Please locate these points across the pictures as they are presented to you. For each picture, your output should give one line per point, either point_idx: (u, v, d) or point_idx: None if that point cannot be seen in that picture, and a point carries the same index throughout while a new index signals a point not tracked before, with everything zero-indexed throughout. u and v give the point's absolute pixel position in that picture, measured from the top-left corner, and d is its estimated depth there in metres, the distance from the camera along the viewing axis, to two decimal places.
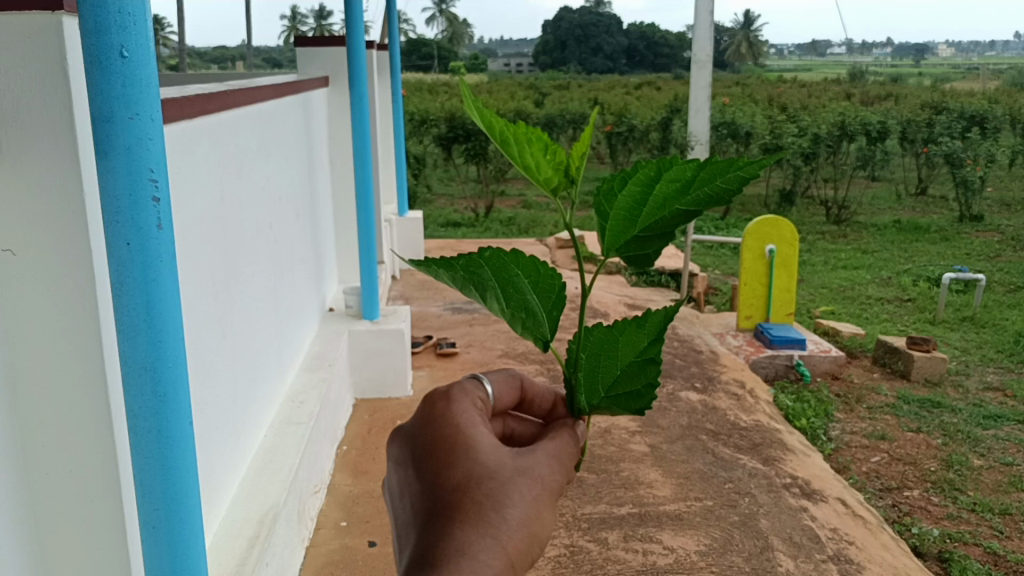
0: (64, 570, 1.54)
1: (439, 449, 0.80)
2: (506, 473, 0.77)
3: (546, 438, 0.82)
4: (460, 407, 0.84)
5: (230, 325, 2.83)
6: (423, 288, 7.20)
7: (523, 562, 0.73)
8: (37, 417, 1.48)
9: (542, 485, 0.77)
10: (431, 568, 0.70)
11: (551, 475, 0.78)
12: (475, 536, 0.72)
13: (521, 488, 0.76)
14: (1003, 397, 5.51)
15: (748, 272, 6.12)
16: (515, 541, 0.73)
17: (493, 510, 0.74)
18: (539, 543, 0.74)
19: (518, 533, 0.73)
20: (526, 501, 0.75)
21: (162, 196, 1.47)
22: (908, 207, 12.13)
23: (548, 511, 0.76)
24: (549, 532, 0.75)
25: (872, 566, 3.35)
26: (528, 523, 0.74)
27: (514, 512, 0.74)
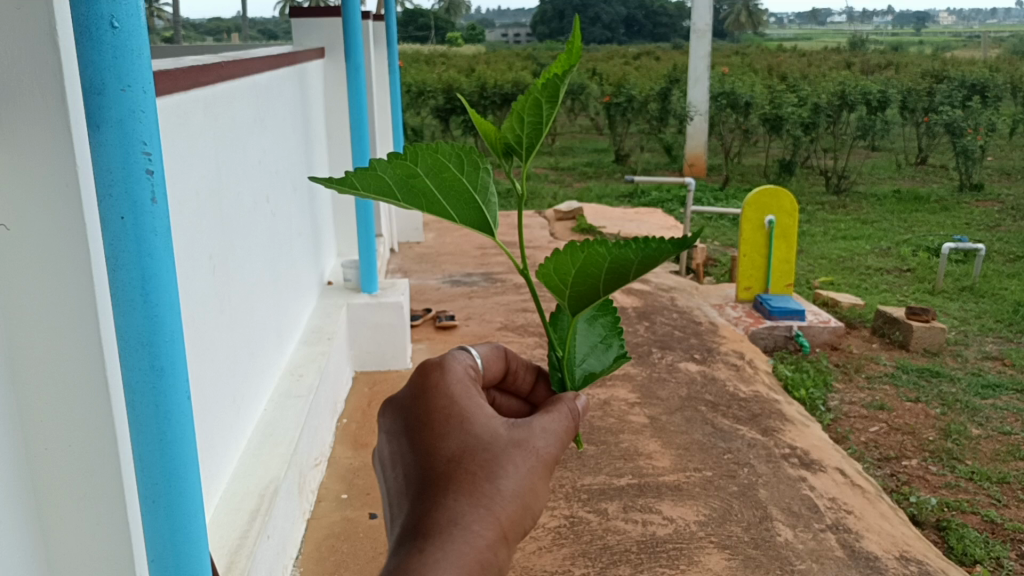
0: (63, 549, 1.51)
1: (433, 419, 0.79)
2: (501, 445, 0.76)
3: (542, 410, 0.82)
4: (453, 376, 0.84)
5: (228, 298, 2.82)
6: (422, 261, 7.18)
7: (515, 533, 0.73)
8: (36, 397, 1.44)
9: (539, 459, 0.76)
10: (423, 537, 0.70)
11: (546, 448, 0.78)
12: (468, 506, 0.71)
13: (516, 461, 0.75)
14: (1002, 366, 5.52)
15: (748, 243, 6.11)
16: (508, 511, 0.72)
17: (485, 480, 0.74)
18: (532, 515, 0.74)
19: (512, 503, 0.73)
20: (521, 473, 0.75)
21: (157, 168, 1.43)
22: (908, 177, 12.09)
23: (542, 484, 0.75)
24: (543, 505, 0.74)
25: (871, 535, 3.37)
26: (523, 494, 0.74)
27: (508, 482, 0.74)
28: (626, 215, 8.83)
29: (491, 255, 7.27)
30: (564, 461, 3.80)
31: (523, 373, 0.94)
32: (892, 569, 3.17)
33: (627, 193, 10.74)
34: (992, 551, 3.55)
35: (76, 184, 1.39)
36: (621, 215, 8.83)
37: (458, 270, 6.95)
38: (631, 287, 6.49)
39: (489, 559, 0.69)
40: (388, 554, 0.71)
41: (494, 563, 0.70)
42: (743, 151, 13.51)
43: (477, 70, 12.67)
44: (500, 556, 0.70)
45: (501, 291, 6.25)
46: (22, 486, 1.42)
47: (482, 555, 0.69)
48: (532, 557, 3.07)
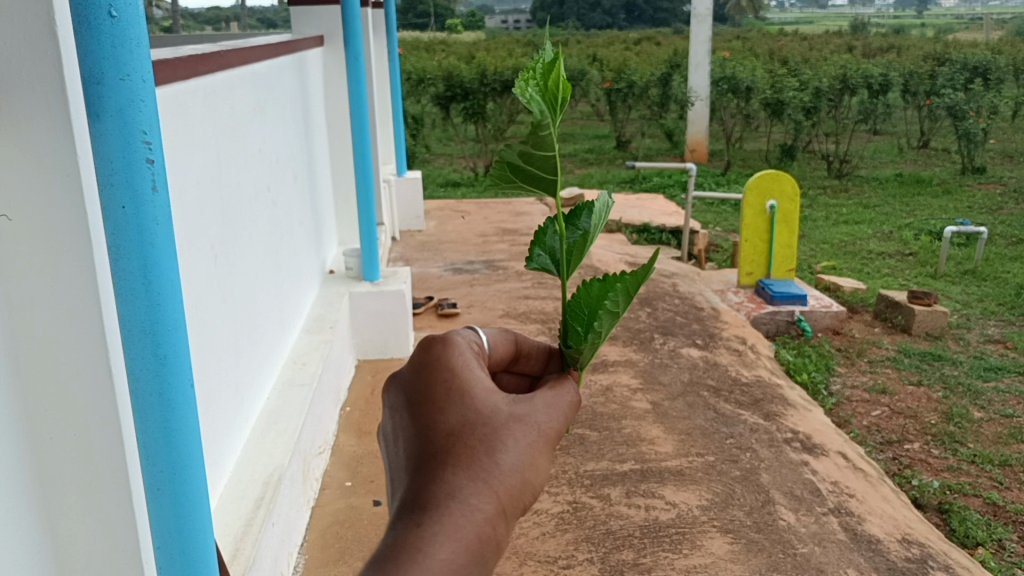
0: (72, 547, 1.46)
1: (437, 392, 0.80)
2: (505, 420, 0.77)
3: (545, 389, 0.83)
4: (455, 351, 0.84)
5: (230, 287, 2.83)
6: (423, 249, 7.18)
7: (515, 510, 0.73)
8: (41, 393, 1.38)
9: (543, 438, 0.77)
10: (420, 511, 0.70)
11: (548, 425, 0.79)
12: (466, 479, 0.72)
13: (520, 439, 0.76)
14: (1004, 349, 5.52)
15: (749, 229, 6.10)
16: (507, 485, 0.73)
17: (488, 452, 0.74)
18: (532, 491, 0.74)
19: (512, 477, 0.73)
20: (521, 447, 0.75)
21: (156, 157, 1.46)
22: (910, 160, 12.07)
23: (544, 460, 0.76)
24: (543, 481, 0.75)
25: (873, 519, 3.38)
26: (529, 472, 0.75)
27: (510, 457, 0.74)
28: (626, 202, 8.82)
29: (492, 243, 7.27)
30: (567, 446, 3.82)
31: (533, 353, 0.96)
32: (894, 552, 3.19)
33: (628, 179, 10.73)
34: (995, 533, 3.56)
35: (78, 174, 1.33)
36: (621, 202, 8.82)
37: (459, 257, 6.94)
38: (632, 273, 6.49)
39: (488, 534, 0.70)
40: (387, 527, 0.71)
41: (492, 537, 0.71)
42: (745, 136, 13.44)
43: (476, 57, 12.63)
44: (500, 531, 0.72)
45: (503, 279, 6.25)
46: (28, 487, 1.36)
47: (480, 530, 0.70)
48: (536, 543, 3.08)
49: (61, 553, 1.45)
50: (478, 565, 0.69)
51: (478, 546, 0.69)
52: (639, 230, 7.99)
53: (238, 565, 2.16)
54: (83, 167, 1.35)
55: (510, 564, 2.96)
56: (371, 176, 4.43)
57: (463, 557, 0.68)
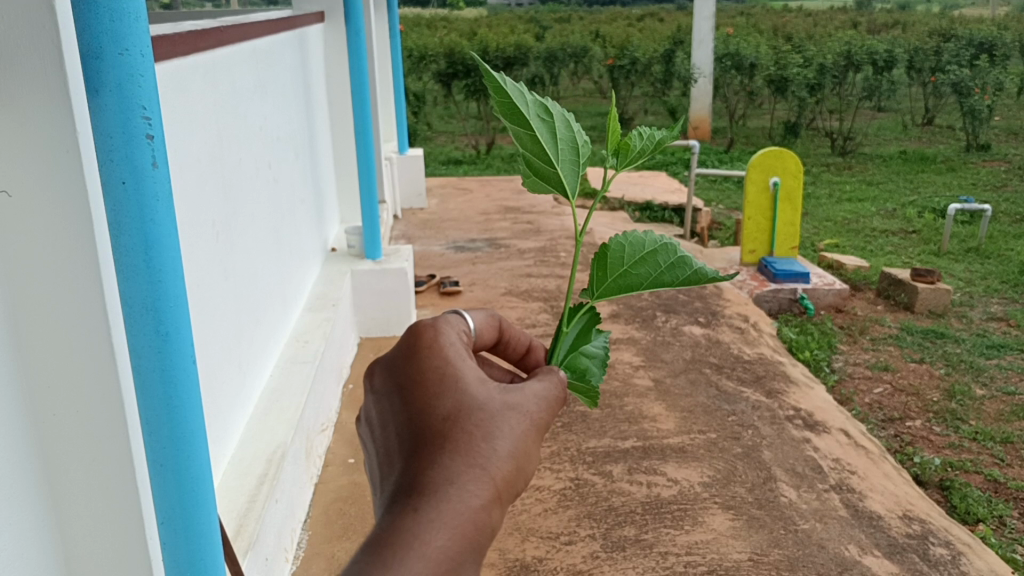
0: (76, 523, 1.46)
1: (428, 378, 0.80)
2: (500, 407, 0.77)
3: (534, 378, 0.83)
4: (447, 339, 0.84)
5: (232, 264, 2.82)
6: (425, 227, 7.16)
7: (509, 494, 0.74)
8: (43, 369, 1.37)
9: (537, 427, 0.78)
10: (418, 495, 0.70)
11: (538, 413, 0.79)
12: (462, 466, 0.72)
13: (515, 427, 0.76)
14: (1007, 326, 5.51)
15: (752, 206, 6.08)
16: (502, 471, 0.73)
17: (484, 438, 0.74)
18: (525, 477, 0.75)
19: (506, 463, 0.74)
20: (516, 434, 0.76)
21: (156, 134, 1.46)
22: (914, 137, 12.01)
23: (535, 447, 0.77)
24: (536, 467, 0.75)
25: (874, 495, 3.40)
26: (523, 464, 0.75)
27: (505, 443, 0.75)
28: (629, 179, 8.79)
29: (494, 220, 7.25)
30: (568, 423, 3.83)
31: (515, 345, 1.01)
32: (895, 528, 3.20)
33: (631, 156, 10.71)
34: (995, 510, 3.57)
35: (78, 151, 1.33)
36: (624, 179, 8.80)
37: (460, 235, 6.93)
38: None
39: (483, 521, 0.70)
40: (382, 511, 0.71)
41: (487, 524, 0.71)
42: (748, 114, 13.37)
43: (478, 33, 12.54)
44: (496, 517, 0.72)
45: (505, 257, 6.23)
46: (30, 464, 1.35)
47: (476, 517, 0.70)
48: (538, 519, 3.10)
49: (65, 529, 1.44)
50: (473, 553, 0.70)
51: (473, 534, 0.70)
52: (642, 208, 7.96)
53: (242, 542, 2.17)
54: (82, 143, 1.34)
55: (513, 541, 2.97)
56: (372, 154, 4.42)
57: (457, 544, 0.68)
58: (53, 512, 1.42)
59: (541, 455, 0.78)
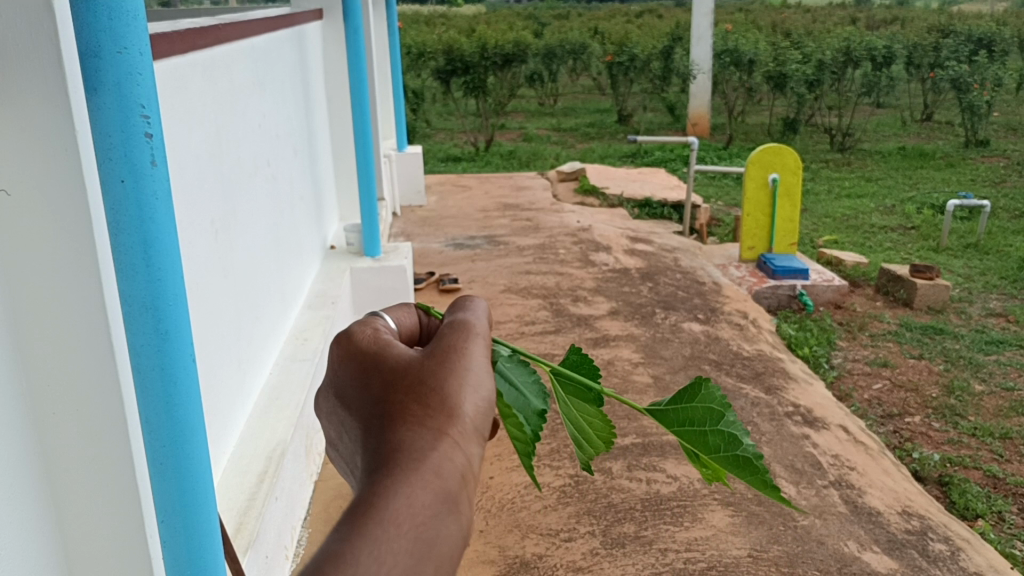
0: (77, 521, 1.46)
1: (365, 365, 0.76)
2: (430, 364, 0.73)
3: (450, 327, 0.79)
4: (360, 337, 0.80)
5: (230, 261, 2.82)
6: (424, 224, 7.16)
7: (466, 434, 0.69)
8: (40, 365, 1.36)
9: (483, 372, 0.74)
10: (373, 470, 0.64)
11: (465, 352, 0.75)
12: (409, 428, 0.67)
13: (457, 375, 0.72)
14: (1006, 322, 5.51)
15: (751, 203, 6.08)
16: (448, 415, 0.68)
17: (430, 392, 0.70)
18: (477, 415, 0.70)
19: (448, 406, 0.69)
20: (448, 377, 0.71)
21: (155, 131, 1.45)
22: (913, 133, 12.01)
23: (474, 381, 0.72)
24: (480, 397, 0.71)
25: (873, 491, 3.40)
26: (479, 407, 0.71)
27: (455, 389, 0.70)
28: (628, 176, 8.79)
29: (492, 217, 7.24)
30: None
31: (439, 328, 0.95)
32: (895, 524, 3.20)
33: (630, 153, 10.70)
34: (994, 505, 3.58)
35: (76, 149, 1.33)
36: (623, 176, 8.79)
37: (459, 232, 6.93)
38: (635, 247, 6.49)
39: (448, 465, 0.65)
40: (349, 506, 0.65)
41: (454, 467, 0.65)
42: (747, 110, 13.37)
43: (477, 30, 12.51)
44: (467, 464, 0.67)
45: (504, 254, 6.23)
46: (30, 461, 1.35)
47: (437, 462, 0.64)
48: (537, 516, 3.10)
49: (64, 529, 1.45)
50: (449, 497, 0.63)
51: (446, 482, 0.64)
52: (641, 204, 7.96)
53: (242, 538, 2.18)
54: (81, 141, 1.34)
55: (513, 538, 2.97)
56: (372, 152, 4.43)
57: (427, 495, 0.62)
58: (52, 511, 1.42)
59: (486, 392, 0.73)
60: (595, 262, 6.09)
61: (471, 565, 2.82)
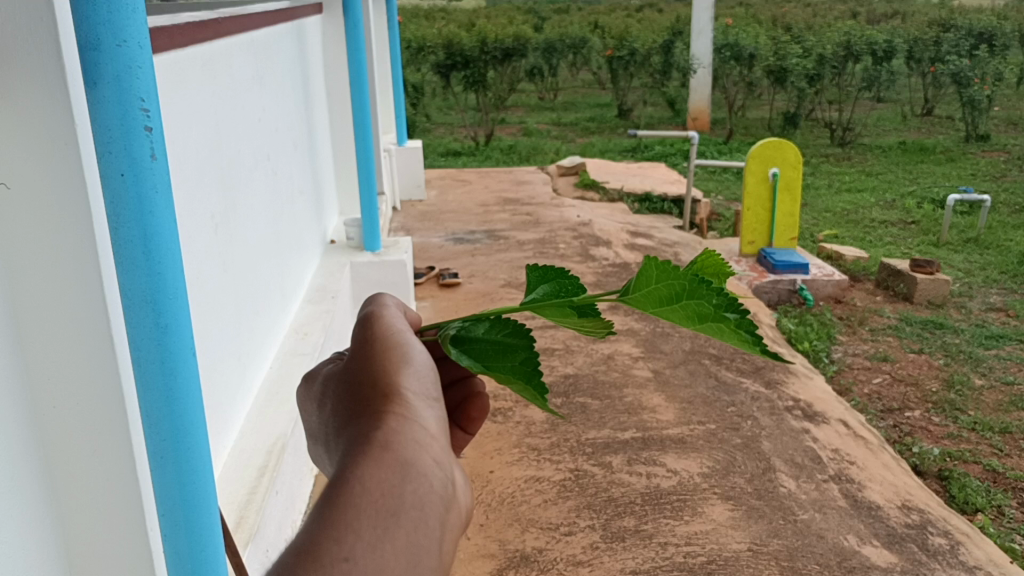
0: (78, 514, 1.46)
1: (290, 379, 0.63)
2: (354, 343, 0.60)
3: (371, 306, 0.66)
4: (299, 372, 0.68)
5: (231, 256, 2.82)
6: (424, 219, 7.16)
7: (414, 392, 0.55)
8: (39, 360, 1.36)
9: (413, 329, 0.61)
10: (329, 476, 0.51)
11: (383, 315, 0.62)
12: (353, 419, 0.54)
13: (382, 340, 0.58)
14: (1006, 317, 5.52)
15: (751, 197, 6.08)
16: (384, 385, 0.55)
17: (355, 368, 0.57)
18: (416, 370, 0.57)
19: (380, 375, 0.56)
20: (370, 347, 0.58)
21: (154, 124, 1.45)
22: (913, 128, 12.02)
23: (402, 338, 0.59)
24: (413, 350, 0.58)
25: (873, 485, 3.41)
26: (422, 363, 0.57)
27: (382, 353, 0.57)
28: (628, 170, 8.80)
29: (492, 211, 7.23)
30: (568, 414, 3.82)
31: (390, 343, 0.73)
32: (894, 518, 3.21)
33: (630, 147, 10.71)
34: (993, 500, 3.58)
35: (76, 144, 1.33)
36: (623, 170, 8.80)
37: (460, 227, 6.93)
38: (635, 241, 6.49)
39: (401, 429, 0.52)
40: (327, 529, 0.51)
41: (410, 430, 0.52)
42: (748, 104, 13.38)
43: (477, 24, 12.52)
44: (425, 420, 0.53)
45: (504, 249, 6.22)
46: (31, 457, 1.35)
47: (382, 434, 0.51)
48: (538, 510, 3.10)
49: (65, 525, 1.45)
50: (413, 463, 0.50)
51: (403, 450, 0.50)
52: (641, 199, 7.96)
53: (243, 533, 2.19)
54: (80, 135, 1.34)
55: (513, 532, 2.98)
56: (372, 146, 4.42)
57: (385, 471, 0.49)
58: (52, 506, 1.42)
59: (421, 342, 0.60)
60: (595, 256, 6.09)
61: (471, 560, 2.82)
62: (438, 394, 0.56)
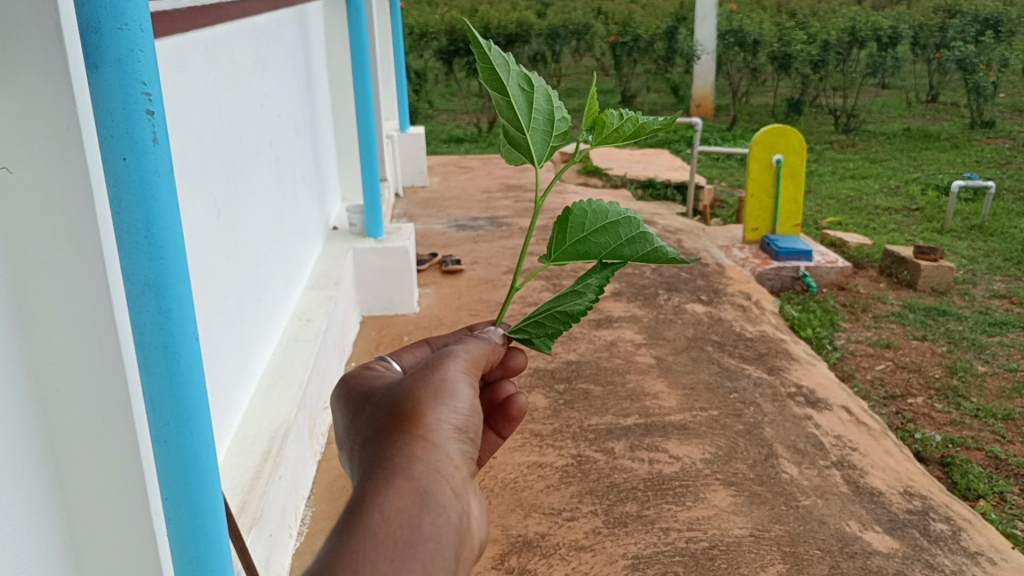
0: (84, 499, 1.47)
1: (361, 401, 0.91)
2: (417, 386, 0.88)
3: (449, 349, 0.96)
4: (365, 378, 0.97)
5: (234, 241, 2.82)
6: (426, 206, 7.14)
7: (447, 443, 0.82)
8: (42, 341, 1.37)
9: (460, 386, 0.89)
10: (371, 480, 0.76)
11: (447, 372, 0.90)
12: (401, 438, 0.81)
13: (439, 392, 0.87)
14: (1009, 304, 5.51)
15: (755, 183, 6.06)
16: (432, 426, 0.82)
17: (411, 411, 0.84)
18: (454, 423, 0.84)
19: (430, 417, 0.83)
20: (431, 392, 0.86)
21: (156, 109, 1.45)
22: (918, 115, 11.95)
23: (455, 397, 0.87)
24: (462, 405, 0.86)
25: (875, 472, 3.41)
26: (453, 416, 0.85)
27: (433, 406, 0.84)
28: (632, 157, 8.78)
29: (496, 198, 7.22)
30: (570, 401, 3.83)
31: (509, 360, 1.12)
32: (896, 504, 3.21)
33: None
34: (996, 486, 3.59)
35: (78, 128, 1.32)
36: (626, 157, 8.78)
37: (462, 213, 6.92)
38: None
39: (433, 467, 0.78)
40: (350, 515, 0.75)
41: (437, 469, 0.78)
42: (752, 91, 13.30)
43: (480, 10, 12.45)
44: (444, 465, 0.79)
45: (506, 235, 6.22)
46: (34, 437, 1.36)
47: (418, 466, 0.78)
48: (540, 496, 3.11)
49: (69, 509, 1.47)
50: (432, 495, 0.76)
51: (427, 486, 0.76)
52: (644, 185, 7.93)
53: (245, 518, 2.19)
54: (82, 119, 1.33)
55: (515, 518, 2.99)
56: (373, 132, 4.39)
57: (411, 500, 0.74)
58: (58, 488, 1.43)
59: (465, 399, 0.88)
60: None
61: None
62: (466, 445, 0.84)
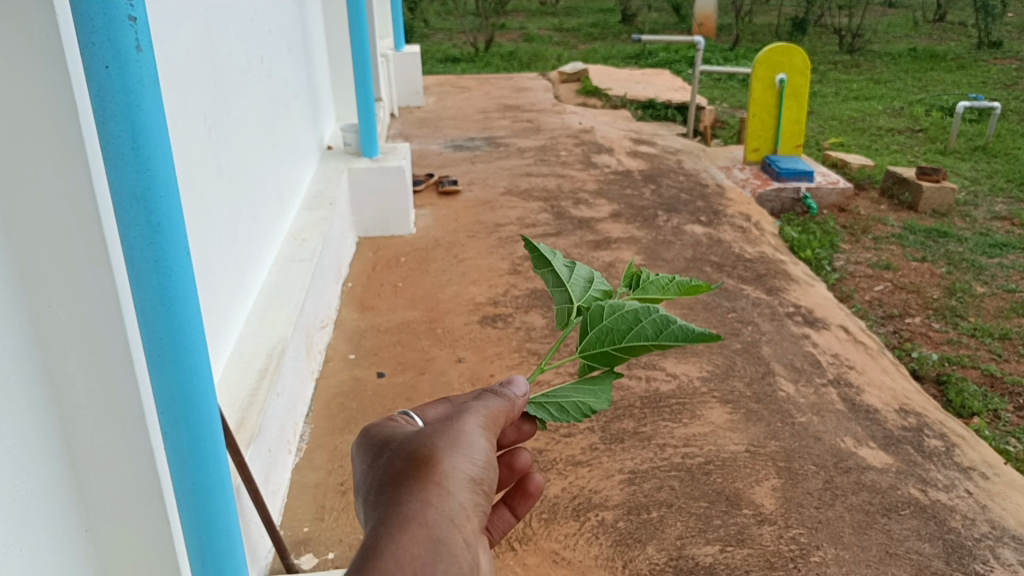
0: (78, 411, 1.48)
1: (378, 444, 0.90)
2: (440, 434, 0.87)
3: (473, 399, 0.96)
4: (385, 418, 0.96)
5: (226, 160, 2.77)
6: (423, 126, 7.03)
7: (466, 496, 0.81)
8: (31, 252, 1.37)
9: (478, 437, 0.88)
10: (387, 525, 0.75)
11: (469, 423, 0.90)
12: (418, 485, 0.80)
13: (460, 443, 0.86)
14: (1010, 225, 5.47)
15: (758, 104, 5.96)
16: (450, 478, 0.81)
17: (429, 459, 0.83)
18: (474, 476, 0.83)
19: (449, 469, 0.82)
20: (453, 444, 0.86)
21: (139, 15, 1.39)
22: (924, 34, 11.69)
23: (476, 450, 0.86)
24: (483, 457, 0.86)
25: (871, 390, 3.42)
26: (469, 467, 0.84)
27: (452, 456, 0.84)
28: (632, 78, 8.61)
29: (493, 119, 7.09)
30: None
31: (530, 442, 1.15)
32: (891, 421, 3.23)
33: (633, 54, 10.46)
34: (990, 404, 3.60)
35: None
36: (626, 77, 8.60)
37: (459, 135, 6.81)
38: (637, 149, 6.39)
39: (448, 519, 0.77)
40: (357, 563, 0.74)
41: (452, 520, 0.77)
42: (755, 9, 12.98)
43: None
44: (460, 516, 0.78)
45: (504, 156, 6.12)
46: (25, 350, 1.36)
47: (433, 516, 0.77)
48: None
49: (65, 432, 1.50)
50: (447, 547, 0.75)
51: (441, 535, 0.75)
52: (644, 105, 7.79)
53: (244, 434, 2.20)
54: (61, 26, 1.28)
55: None
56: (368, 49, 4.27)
57: (426, 549, 0.73)
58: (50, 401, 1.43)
59: (486, 454, 0.87)
60: (597, 164, 6.01)
61: None
62: (484, 498, 0.84)
